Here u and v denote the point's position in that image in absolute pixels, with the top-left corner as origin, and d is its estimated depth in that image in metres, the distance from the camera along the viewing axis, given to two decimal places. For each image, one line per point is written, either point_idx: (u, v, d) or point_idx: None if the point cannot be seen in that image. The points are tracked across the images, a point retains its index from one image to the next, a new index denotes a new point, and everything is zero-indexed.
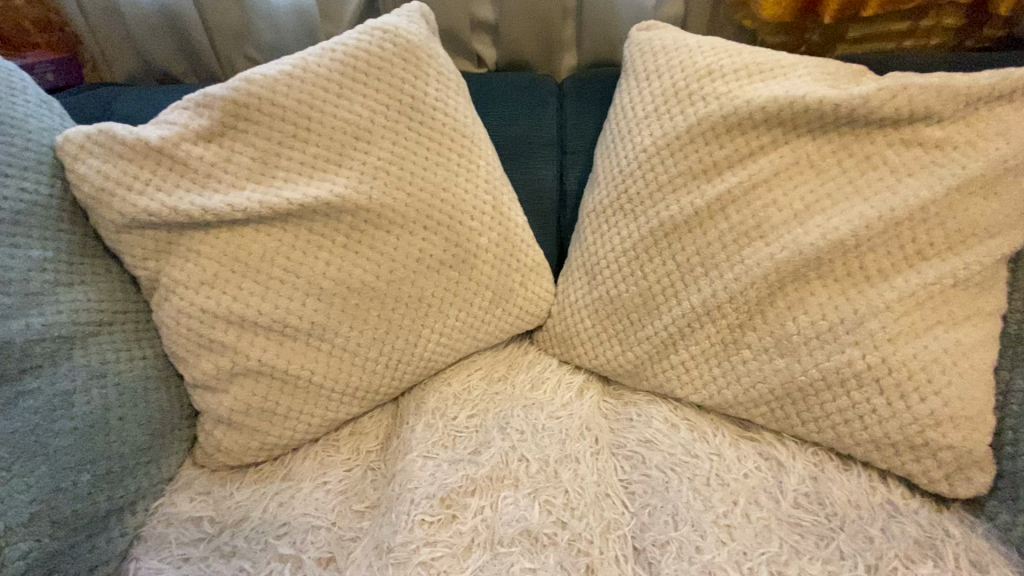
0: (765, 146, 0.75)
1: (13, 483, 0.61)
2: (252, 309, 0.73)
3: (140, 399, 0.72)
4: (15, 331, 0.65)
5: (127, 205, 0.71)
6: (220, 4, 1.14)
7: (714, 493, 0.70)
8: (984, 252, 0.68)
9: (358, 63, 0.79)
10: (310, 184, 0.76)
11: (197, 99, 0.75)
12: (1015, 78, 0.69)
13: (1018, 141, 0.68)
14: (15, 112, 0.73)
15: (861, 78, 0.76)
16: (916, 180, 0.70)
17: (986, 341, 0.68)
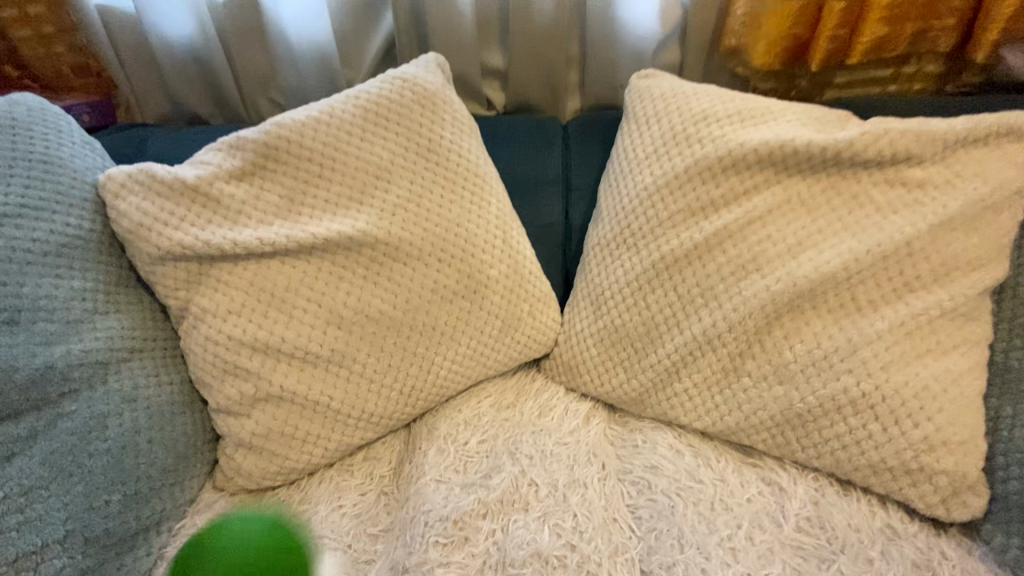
0: (758, 185, 0.81)
1: (52, 501, 0.65)
2: (277, 337, 0.78)
3: (167, 423, 0.75)
4: (57, 356, 0.69)
5: (164, 238, 0.76)
6: (247, 51, 1.22)
7: (718, 517, 0.73)
8: (968, 285, 0.73)
9: (380, 109, 0.85)
10: (334, 219, 0.81)
11: (230, 141, 0.81)
12: (988, 124, 0.75)
13: (992, 182, 0.74)
14: (62, 153, 0.79)
15: (846, 123, 0.82)
16: (901, 218, 0.75)
17: (975, 369, 0.71)
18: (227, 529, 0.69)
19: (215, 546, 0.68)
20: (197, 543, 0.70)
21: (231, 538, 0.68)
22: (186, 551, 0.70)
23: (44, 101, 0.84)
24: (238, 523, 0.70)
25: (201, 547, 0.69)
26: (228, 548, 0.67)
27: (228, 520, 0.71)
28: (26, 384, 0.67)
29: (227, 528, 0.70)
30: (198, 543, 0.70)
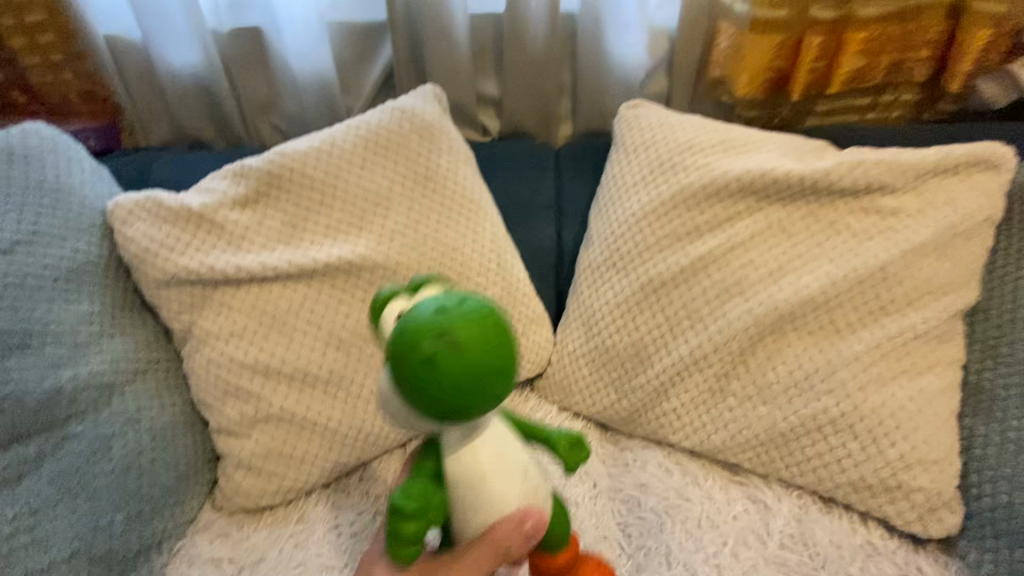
0: (741, 212, 0.84)
1: (58, 520, 0.68)
2: (277, 359, 0.80)
3: (169, 443, 0.77)
4: (65, 379, 0.71)
5: (170, 264, 0.79)
6: (250, 79, 1.27)
7: (704, 534, 0.75)
8: (940, 308, 0.76)
9: (379, 139, 0.89)
10: (335, 245, 0.84)
11: (235, 169, 0.85)
12: (956, 155, 0.79)
13: (961, 210, 0.78)
14: (72, 181, 0.81)
15: (823, 153, 0.86)
16: (876, 244, 0.78)
17: (948, 389, 0.75)
18: (434, 304, 0.47)
19: (435, 315, 0.46)
20: (424, 314, 0.46)
21: (461, 322, 0.45)
22: (410, 327, 0.46)
23: (50, 128, 0.86)
24: (466, 296, 0.48)
25: (433, 334, 0.45)
26: (465, 329, 0.45)
27: (447, 296, 0.48)
28: (35, 407, 0.69)
29: (449, 306, 0.46)
30: (420, 316, 0.46)
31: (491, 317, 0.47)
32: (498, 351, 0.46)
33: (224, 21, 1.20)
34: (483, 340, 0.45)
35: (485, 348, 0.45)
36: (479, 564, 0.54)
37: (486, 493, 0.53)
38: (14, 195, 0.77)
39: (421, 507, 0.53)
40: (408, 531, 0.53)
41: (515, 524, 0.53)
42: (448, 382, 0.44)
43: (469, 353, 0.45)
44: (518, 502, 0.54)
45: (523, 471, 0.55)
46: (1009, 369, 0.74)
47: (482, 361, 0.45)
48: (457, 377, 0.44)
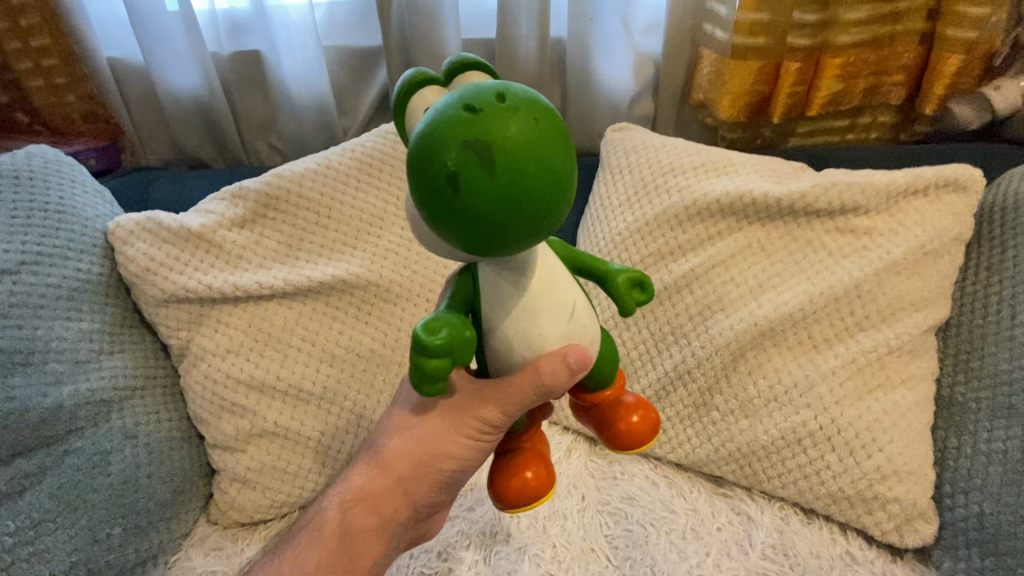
0: (722, 231, 0.88)
1: (58, 534, 0.68)
2: (273, 375, 0.82)
3: (165, 458, 0.79)
4: (66, 396, 0.73)
5: (169, 282, 0.81)
6: (249, 102, 1.31)
7: (688, 545, 0.77)
8: (912, 324, 0.79)
9: (373, 161, 0.92)
10: (329, 263, 0.87)
11: (233, 191, 0.88)
12: (926, 177, 0.82)
13: (931, 230, 0.81)
14: (76, 203, 0.84)
15: (800, 174, 0.90)
16: (850, 262, 0.82)
17: (922, 403, 0.77)
18: (464, 100, 0.38)
19: (467, 115, 0.37)
20: (453, 108, 0.38)
21: (502, 127, 0.37)
22: (434, 127, 0.37)
23: (55, 151, 0.89)
24: (509, 94, 0.39)
25: (461, 138, 0.36)
26: (505, 136, 0.37)
27: (483, 91, 0.39)
28: (37, 422, 0.70)
29: (486, 102, 0.38)
30: (449, 107, 0.38)
31: (537, 130, 0.38)
32: (541, 171, 0.37)
33: (224, 45, 1.24)
34: (525, 155, 0.37)
35: (524, 163, 0.37)
36: (519, 395, 0.51)
37: (525, 328, 0.48)
38: (18, 215, 0.78)
39: (447, 342, 0.43)
40: (431, 367, 0.42)
41: (556, 353, 0.48)
42: (476, 196, 0.37)
43: (505, 163, 0.36)
44: (559, 338, 0.48)
45: (570, 309, 0.49)
46: (979, 384, 0.76)
47: (522, 179, 0.37)
48: (489, 190, 0.36)
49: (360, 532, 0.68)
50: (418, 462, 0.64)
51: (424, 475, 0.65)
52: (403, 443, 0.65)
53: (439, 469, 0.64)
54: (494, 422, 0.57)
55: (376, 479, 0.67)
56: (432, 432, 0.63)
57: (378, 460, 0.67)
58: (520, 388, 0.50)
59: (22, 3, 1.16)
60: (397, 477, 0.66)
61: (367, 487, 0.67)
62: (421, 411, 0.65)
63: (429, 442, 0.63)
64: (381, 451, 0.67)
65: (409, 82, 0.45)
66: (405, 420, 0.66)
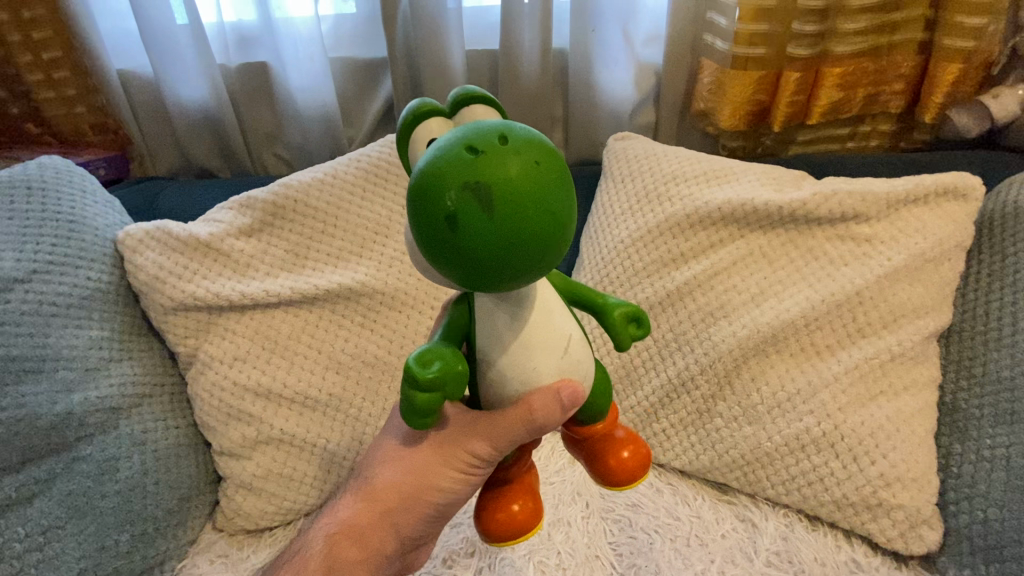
0: (723, 239, 0.88)
1: (67, 540, 0.70)
2: (279, 382, 0.83)
3: (173, 465, 0.80)
4: (76, 403, 0.74)
5: (177, 290, 0.82)
6: (256, 112, 1.33)
7: (693, 553, 0.77)
8: (914, 330, 0.79)
9: (379, 171, 0.93)
10: (336, 272, 0.88)
11: (241, 201, 0.89)
12: (926, 185, 0.83)
13: (932, 237, 0.82)
14: (86, 212, 0.85)
15: (801, 182, 0.91)
16: (851, 269, 0.82)
17: (924, 409, 0.77)
18: (469, 142, 0.39)
19: (469, 158, 0.38)
20: (456, 149, 0.39)
21: (501, 170, 0.37)
22: (435, 165, 0.38)
23: (66, 161, 0.91)
24: (511, 137, 0.39)
25: (461, 180, 0.37)
26: (505, 180, 0.37)
27: (485, 132, 0.39)
28: (47, 428, 0.71)
29: (487, 145, 0.38)
30: (451, 148, 0.39)
31: (537, 176, 0.39)
32: (539, 217, 0.38)
33: (231, 57, 1.26)
34: (523, 199, 0.38)
35: (522, 208, 0.38)
36: (508, 430, 0.49)
37: (519, 364, 0.47)
38: (30, 225, 0.79)
39: (439, 377, 0.43)
40: (420, 403, 0.43)
41: (548, 388, 0.47)
42: (474, 237, 0.37)
43: (503, 209, 0.37)
44: (552, 373, 0.48)
45: (565, 344, 0.48)
46: (982, 390, 0.76)
47: (520, 223, 0.38)
48: (487, 233, 0.37)
49: (350, 562, 0.61)
50: (406, 495, 0.58)
51: (414, 507, 0.59)
52: (392, 475, 0.59)
53: (429, 501, 0.58)
54: (484, 455, 0.53)
55: (363, 511, 0.61)
56: (423, 465, 0.58)
57: (366, 492, 0.61)
58: (510, 423, 0.49)
59: (34, 17, 1.19)
60: (384, 510, 0.60)
61: (353, 519, 0.61)
62: (413, 441, 0.59)
63: (421, 473, 0.58)
64: (370, 483, 0.61)
65: (414, 112, 0.47)
66: (395, 451, 0.60)
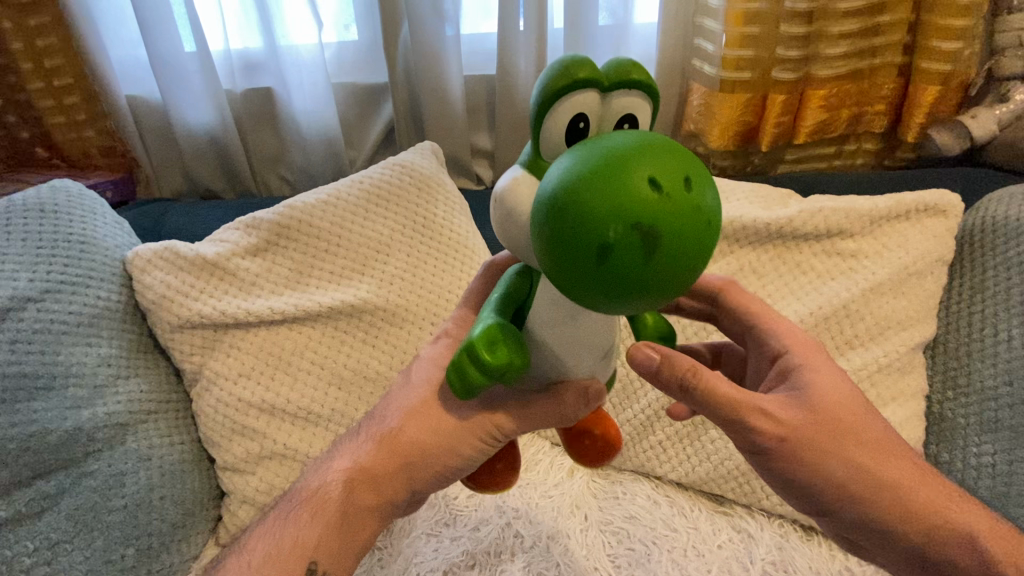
0: (714, 255, 0.91)
1: (74, 554, 0.71)
2: (282, 398, 0.85)
3: (177, 480, 0.81)
4: (84, 419, 0.75)
5: (184, 308, 0.84)
6: (260, 136, 1.37)
7: (690, 563, 0.79)
8: (900, 342, 0.82)
9: (380, 192, 0.96)
10: (338, 290, 0.91)
11: (247, 221, 0.92)
12: (906, 202, 0.87)
13: (914, 251, 0.85)
14: (97, 233, 0.87)
15: (787, 200, 0.94)
16: (837, 283, 0.86)
17: (913, 419, 0.80)
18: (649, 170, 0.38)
19: (649, 189, 0.37)
20: (630, 179, 0.38)
21: (670, 215, 0.37)
22: (601, 182, 0.38)
23: (75, 183, 0.93)
24: (688, 182, 0.39)
25: (630, 217, 0.37)
26: (671, 226, 0.37)
27: (661, 169, 0.38)
28: (56, 444, 0.73)
29: (663, 185, 0.38)
30: (621, 175, 0.38)
31: (702, 228, 0.38)
32: (689, 268, 0.39)
33: (237, 83, 1.30)
34: (684, 249, 0.38)
35: (680, 259, 0.38)
36: (539, 418, 0.56)
37: (560, 358, 0.52)
38: (44, 245, 0.82)
39: (505, 360, 0.47)
40: (475, 384, 0.47)
41: (584, 394, 0.54)
42: (623, 271, 0.38)
43: (663, 255, 0.37)
44: (586, 372, 0.54)
45: (604, 350, 0.53)
46: (967, 400, 0.79)
47: (673, 271, 0.38)
48: (637, 273, 0.38)
49: (362, 511, 0.61)
50: (428, 451, 0.59)
51: (431, 465, 0.59)
52: (417, 427, 0.59)
53: (449, 462, 0.59)
54: (509, 431, 0.58)
55: (379, 458, 0.60)
56: (456, 425, 0.58)
57: (388, 439, 0.60)
58: (546, 413, 0.55)
59: (47, 46, 1.23)
60: (400, 462, 0.60)
61: (368, 465, 0.60)
62: (447, 402, 0.59)
63: (446, 434, 0.58)
64: (392, 430, 0.60)
65: (576, 73, 0.43)
66: (425, 402, 0.60)
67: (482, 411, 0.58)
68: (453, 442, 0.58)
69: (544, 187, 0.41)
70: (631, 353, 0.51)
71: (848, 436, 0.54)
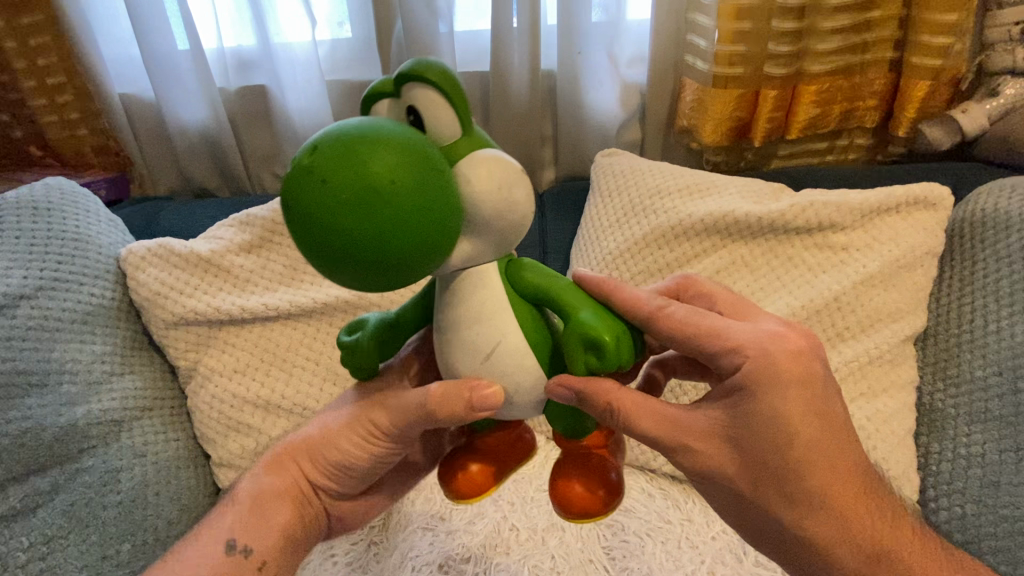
0: (707, 250, 0.92)
1: (69, 550, 0.71)
2: (277, 394, 0.86)
3: (173, 477, 0.81)
4: (79, 416, 0.75)
5: (178, 305, 0.84)
6: (253, 133, 1.36)
7: (683, 554, 0.79)
8: (890, 334, 0.83)
9: None
10: (334, 286, 0.91)
11: (241, 218, 0.92)
12: (897, 196, 0.87)
13: (905, 244, 0.85)
14: (90, 231, 0.87)
15: (780, 194, 0.95)
16: (829, 276, 0.86)
17: (904, 410, 0.81)
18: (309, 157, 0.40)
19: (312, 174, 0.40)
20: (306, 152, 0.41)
21: (329, 178, 0.39)
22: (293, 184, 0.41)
23: (67, 181, 0.93)
24: (357, 148, 0.40)
25: (297, 181, 0.40)
26: (328, 187, 0.39)
27: (333, 140, 0.40)
28: (51, 441, 0.73)
29: (325, 154, 0.40)
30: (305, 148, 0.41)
31: (366, 192, 0.39)
32: (363, 230, 0.39)
33: (231, 80, 1.30)
34: (348, 217, 0.39)
35: (344, 218, 0.39)
36: (407, 413, 0.55)
37: (448, 353, 0.51)
38: (36, 243, 0.82)
39: (353, 342, 0.53)
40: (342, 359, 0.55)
41: (462, 392, 0.50)
42: (304, 227, 0.40)
43: (326, 213, 0.39)
44: (470, 372, 0.50)
45: (486, 349, 0.49)
46: (957, 391, 0.79)
47: (337, 229, 0.39)
48: (307, 228, 0.40)
49: (271, 498, 0.62)
50: (314, 447, 0.63)
51: (320, 465, 0.63)
52: (314, 426, 0.64)
53: (335, 461, 0.62)
54: (386, 428, 0.58)
55: (276, 456, 0.65)
56: (336, 422, 0.62)
57: (291, 440, 0.66)
58: (416, 404, 0.54)
59: (40, 44, 1.23)
60: (292, 457, 0.65)
61: (265, 462, 0.66)
62: (338, 402, 0.64)
63: (331, 433, 0.62)
64: (298, 431, 0.67)
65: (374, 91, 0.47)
66: (324, 409, 0.65)
67: (362, 407, 0.60)
68: (333, 438, 0.62)
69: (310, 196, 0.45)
70: (548, 392, 0.50)
71: (788, 473, 0.50)
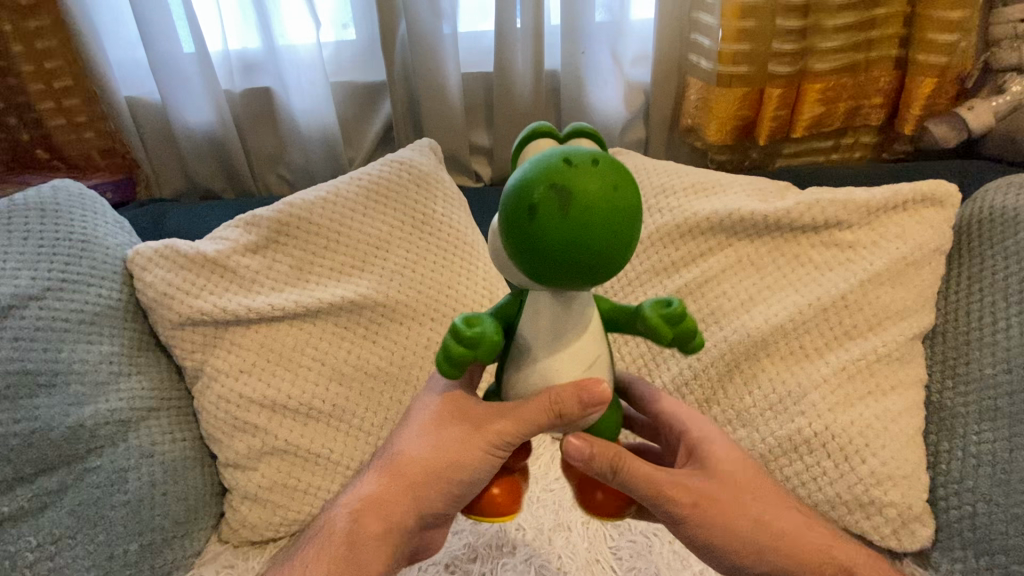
0: (712, 248, 0.92)
1: (77, 549, 0.72)
2: (283, 394, 0.85)
3: (180, 477, 0.82)
4: (87, 415, 0.76)
5: (185, 306, 0.84)
6: (258, 135, 1.36)
7: (691, 554, 0.79)
8: (898, 332, 0.82)
9: (379, 188, 0.97)
10: (338, 285, 0.91)
11: (247, 218, 0.92)
12: (903, 193, 0.87)
13: (912, 242, 0.85)
14: (97, 232, 0.88)
15: (785, 192, 0.94)
16: (835, 274, 0.86)
17: (912, 409, 0.80)
18: (559, 161, 0.45)
19: (565, 173, 0.45)
20: (553, 157, 0.46)
21: (584, 185, 0.44)
22: (540, 181, 0.45)
23: (73, 183, 0.93)
24: (595, 163, 0.46)
25: (550, 179, 0.44)
26: (585, 194, 0.44)
27: (583, 152, 0.46)
28: (57, 440, 0.73)
29: (581, 162, 0.45)
30: (551, 155, 0.46)
31: (610, 196, 0.45)
32: (604, 229, 0.44)
33: (236, 83, 1.31)
34: (603, 219, 0.44)
35: (587, 222, 0.44)
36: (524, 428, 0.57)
37: (544, 362, 0.54)
38: (44, 245, 0.82)
39: (479, 335, 0.50)
40: (454, 352, 0.50)
41: (578, 394, 0.53)
42: (564, 221, 0.44)
43: (576, 215, 0.44)
44: (571, 377, 0.54)
45: (590, 358, 0.54)
46: (967, 388, 0.79)
47: (580, 230, 0.44)
48: (561, 216, 0.44)
49: (369, 537, 0.65)
50: (432, 469, 0.62)
51: (436, 484, 0.63)
52: (421, 448, 0.64)
53: (452, 479, 0.62)
54: (505, 439, 0.59)
55: (388, 484, 0.66)
56: (451, 442, 0.62)
57: (395, 465, 0.66)
58: (537, 416, 0.54)
59: (47, 48, 1.24)
60: (409, 483, 0.64)
61: (379, 493, 0.66)
62: (440, 421, 0.64)
63: (445, 450, 0.62)
64: (398, 456, 0.66)
65: (533, 132, 0.53)
66: (424, 424, 0.65)
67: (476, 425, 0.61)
68: (452, 456, 0.61)
69: (515, 190, 0.46)
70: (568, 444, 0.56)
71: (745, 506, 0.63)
